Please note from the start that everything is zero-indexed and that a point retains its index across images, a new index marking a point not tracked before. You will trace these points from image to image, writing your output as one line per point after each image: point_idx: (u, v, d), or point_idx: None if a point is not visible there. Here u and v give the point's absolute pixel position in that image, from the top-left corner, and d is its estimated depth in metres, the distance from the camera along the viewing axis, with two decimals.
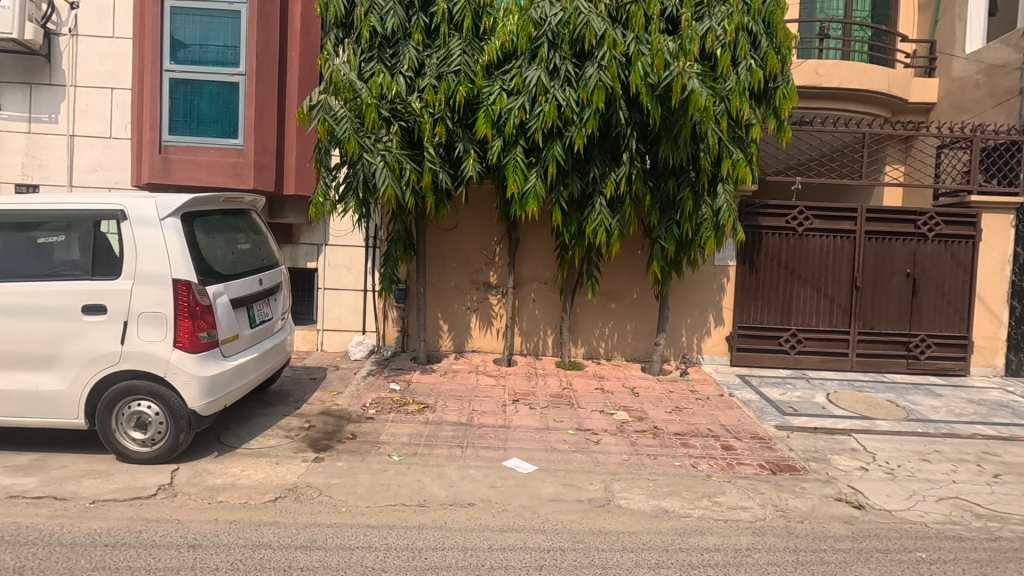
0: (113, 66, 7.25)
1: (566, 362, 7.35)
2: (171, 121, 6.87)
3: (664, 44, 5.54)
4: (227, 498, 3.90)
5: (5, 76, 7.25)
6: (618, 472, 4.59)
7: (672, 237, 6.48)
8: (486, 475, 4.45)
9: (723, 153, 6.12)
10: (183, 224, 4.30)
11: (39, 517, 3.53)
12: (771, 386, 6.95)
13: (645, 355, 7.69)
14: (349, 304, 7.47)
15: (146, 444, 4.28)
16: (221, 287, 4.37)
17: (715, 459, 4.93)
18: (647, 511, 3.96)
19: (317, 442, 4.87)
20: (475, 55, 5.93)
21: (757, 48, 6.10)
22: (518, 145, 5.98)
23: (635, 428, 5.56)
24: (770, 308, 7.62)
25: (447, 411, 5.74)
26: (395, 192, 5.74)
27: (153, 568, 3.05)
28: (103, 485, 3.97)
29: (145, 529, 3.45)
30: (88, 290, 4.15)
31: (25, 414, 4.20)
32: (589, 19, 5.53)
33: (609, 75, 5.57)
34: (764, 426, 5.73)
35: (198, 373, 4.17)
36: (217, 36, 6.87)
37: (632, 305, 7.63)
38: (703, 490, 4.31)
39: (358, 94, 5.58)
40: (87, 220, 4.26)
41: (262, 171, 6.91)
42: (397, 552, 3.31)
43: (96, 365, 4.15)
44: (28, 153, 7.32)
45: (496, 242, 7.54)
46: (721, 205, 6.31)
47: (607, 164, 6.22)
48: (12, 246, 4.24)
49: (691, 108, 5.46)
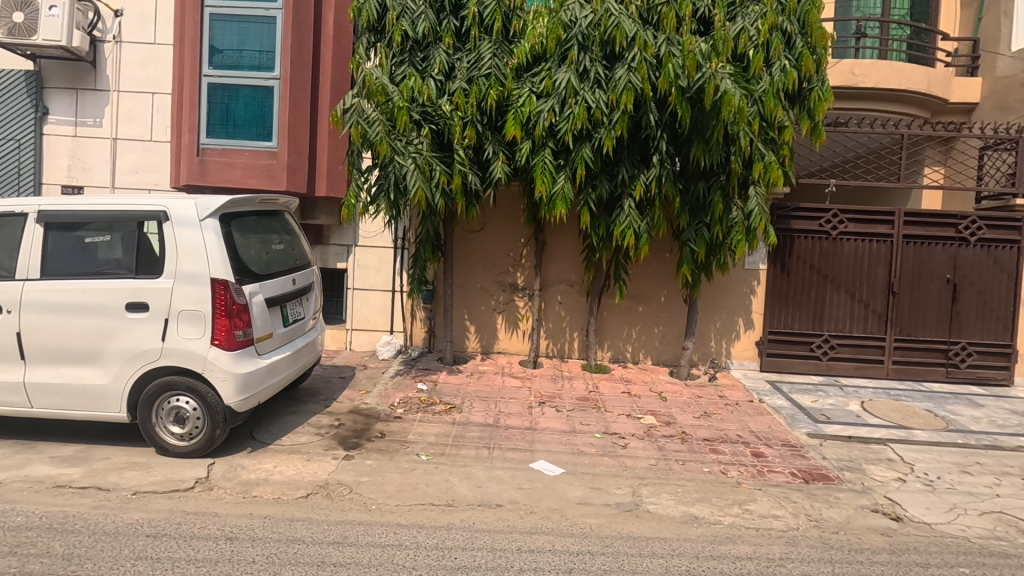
0: (154, 71, 7.49)
1: (592, 365, 7.29)
2: (209, 124, 7.06)
3: (695, 45, 5.51)
4: (261, 493, 3.99)
5: (54, 82, 7.56)
6: (647, 477, 4.55)
7: (702, 240, 6.42)
8: (513, 476, 4.47)
9: (755, 155, 6.03)
10: (221, 225, 4.42)
11: (84, 507, 3.66)
12: (802, 393, 6.81)
13: (673, 359, 7.61)
14: (377, 304, 7.57)
15: (184, 438, 4.41)
16: (256, 286, 4.48)
17: (745, 465, 4.86)
18: (676, 517, 3.92)
19: (346, 440, 4.95)
20: (505, 58, 5.98)
21: (791, 48, 6.00)
22: (547, 146, 5.99)
23: (662, 433, 5.50)
24: (802, 313, 7.46)
25: (474, 412, 5.78)
26: (425, 194, 5.79)
27: (193, 558, 3.13)
28: (143, 477, 4.10)
29: (184, 520, 3.55)
30: (131, 289, 4.29)
31: (70, 407, 4.37)
32: (620, 21, 5.51)
33: (639, 77, 5.53)
34: (795, 433, 5.63)
35: (233, 371, 4.28)
36: (252, 41, 7.04)
37: (660, 308, 7.56)
38: (733, 497, 4.25)
39: (390, 98, 5.65)
40: (131, 220, 4.41)
41: (294, 172, 7.05)
42: (427, 550, 3.34)
43: (138, 361, 4.29)
44: (72, 156, 7.62)
45: (523, 244, 7.54)
46: (753, 209, 6.22)
47: (636, 166, 6.18)
48: (60, 245, 4.40)
49: (724, 110, 5.40)
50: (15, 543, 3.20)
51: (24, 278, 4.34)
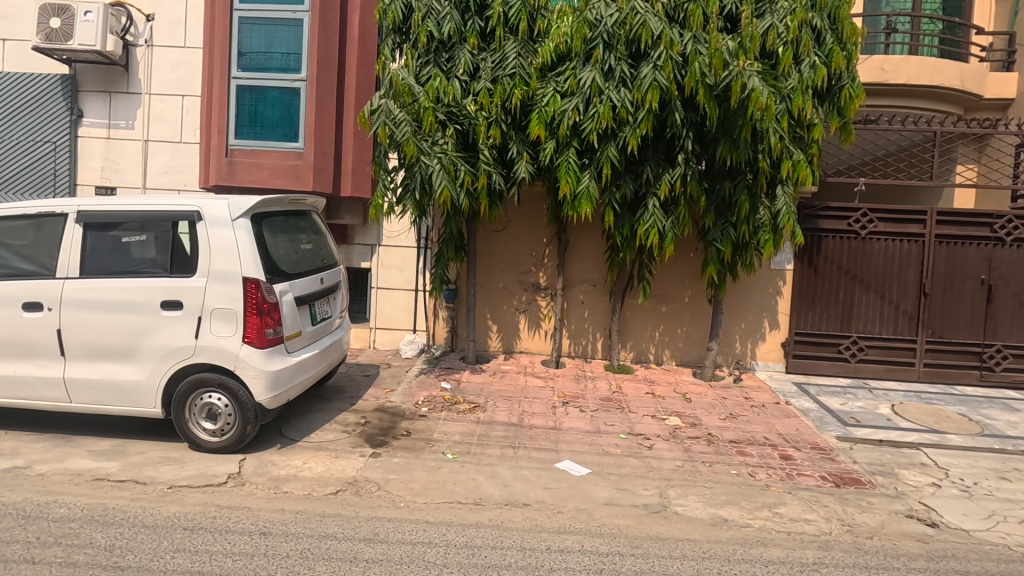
0: (184, 74, 7.64)
1: (615, 365, 7.26)
2: (237, 126, 7.18)
3: (723, 43, 5.46)
4: (291, 489, 4.05)
5: (88, 85, 7.75)
6: (673, 478, 4.52)
7: (728, 240, 6.35)
8: (540, 476, 4.47)
9: (784, 154, 5.93)
10: (252, 225, 4.50)
11: (122, 499, 3.76)
12: (830, 396, 6.69)
13: (697, 360, 7.55)
14: (401, 304, 7.63)
15: (216, 434, 4.50)
16: (286, 285, 4.55)
17: (774, 468, 4.79)
18: (705, 519, 3.88)
19: (373, 438, 4.99)
20: (529, 57, 5.98)
21: (821, 45, 5.92)
22: (571, 146, 5.97)
23: (688, 434, 5.45)
24: (829, 314, 7.34)
25: (498, 411, 5.79)
26: (450, 194, 5.83)
27: (229, 552, 3.20)
28: (177, 471, 4.19)
29: (218, 515, 3.62)
30: (166, 288, 4.39)
31: (107, 403, 4.48)
32: (645, 19, 5.47)
33: (665, 75, 5.47)
34: (824, 436, 5.54)
35: (264, 368, 4.35)
36: (280, 44, 7.13)
37: (684, 308, 7.50)
38: (763, 500, 4.19)
39: (416, 98, 5.69)
40: (165, 220, 4.50)
41: (320, 172, 7.13)
42: (458, 549, 3.36)
43: (172, 358, 4.39)
44: (106, 158, 7.80)
45: (546, 243, 7.55)
46: (780, 208, 6.12)
47: (661, 165, 6.12)
48: (98, 245, 4.51)
49: (752, 108, 5.34)
50: (60, 534, 3.30)
51: (64, 276, 4.46)
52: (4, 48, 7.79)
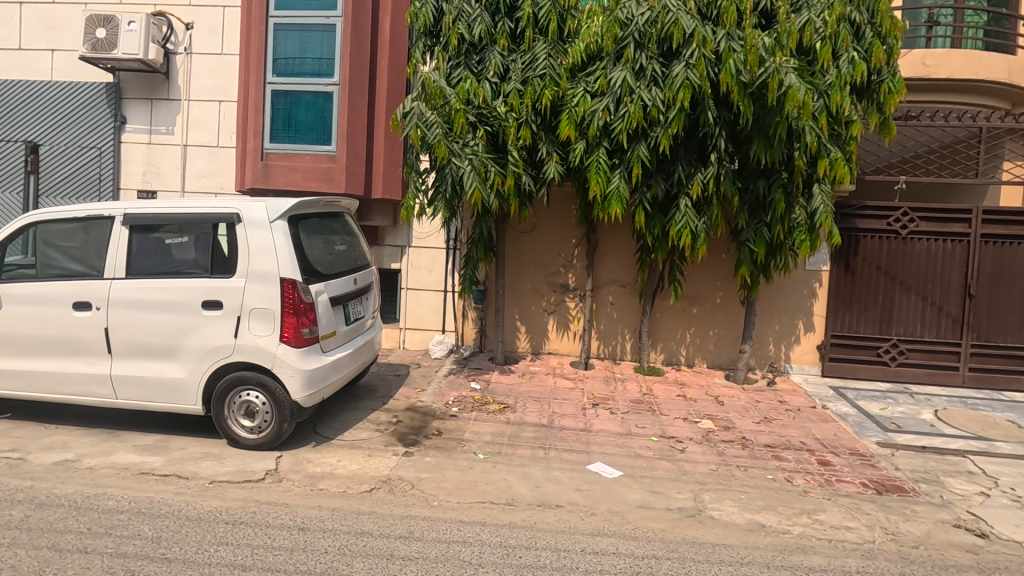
0: (221, 80, 7.86)
1: (645, 367, 7.18)
2: (272, 129, 7.34)
3: (758, 39, 5.37)
4: (327, 486, 4.12)
5: (131, 93, 8.01)
6: (707, 482, 4.45)
7: (762, 240, 6.22)
8: (571, 477, 4.44)
9: (821, 152, 5.79)
10: (289, 226, 4.60)
11: (166, 493, 3.88)
12: (869, 400, 6.50)
13: (729, 362, 7.43)
14: (430, 304, 7.70)
15: (254, 432, 4.61)
16: (321, 286, 4.64)
17: (812, 473, 4.68)
18: (742, 524, 3.81)
19: (405, 437, 5.04)
20: (560, 58, 5.97)
21: (860, 39, 5.78)
22: (601, 146, 5.93)
23: (721, 437, 5.36)
24: (868, 316, 7.13)
25: (527, 412, 5.79)
26: (481, 195, 5.84)
27: (270, 546, 3.27)
28: (217, 467, 4.30)
29: (258, 510, 3.70)
30: (206, 288, 4.51)
31: (151, 399, 4.62)
32: (678, 17, 5.40)
33: (697, 74, 5.40)
34: (864, 442, 5.38)
35: (301, 367, 4.44)
36: (313, 49, 7.27)
37: (716, 310, 7.39)
38: (801, 506, 4.09)
39: (448, 101, 5.73)
40: (205, 222, 4.62)
41: (352, 175, 7.23)
42: (492, 548, 3.37)
43: (212, 357, 4.51)
44: (147, 163, 8.06)
45: (575, 244, 7.52)
46: (817, 207, 5.97)
47: (693, 164, 6.04)
48: (142, 246, 4.66)
49: (789, 105, 5.22)
50: (110, 525, 3.42)
51: (111, 277, 4.62)
52: (52, 58, 8.08)
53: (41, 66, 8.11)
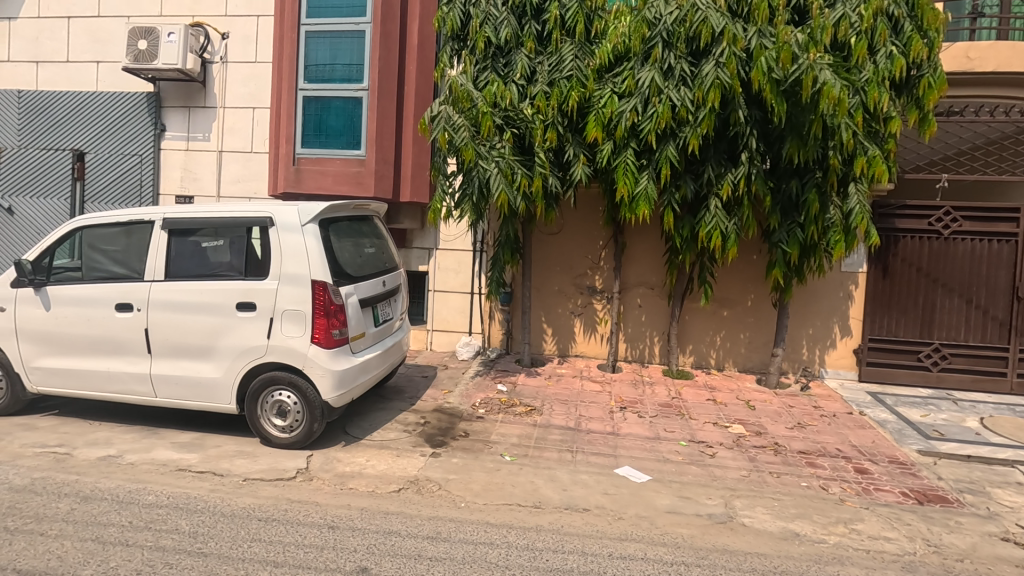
0: (254, 88, 8.07)
1: (674, 370, 7.08)
2: (303, 135, 7.50)
3: (790, 35, 5.24)
4: (356, 485, 4.18)
5: (170, 101, 8.29)
6: (739, 489, 4.35)
7: (795, 241, 6.07)
8: (599, 481, 4.41)
9: (857, 150, 5.63)
10: (320, 230, 4.69)
11: (203, 489, 3.99)
12: (909, 407, 6.27)
13: (761, 366, 7.27)
14: (457, 306, 7.74)
15: (286, 431, 4.71)
16: (351, 288, 4.71)
17: (849, 482, 4.53)
18: (775, 533, 3.71)
19: (433, 438, 5.08)
20: (587, 59, 5.95)
21: (898, 33, 5.60)
22: (629, 147, 5.88)
23: (753, 443, 5.24)
24: (908, 319, 6.89)
25: (554, 415, 5.77)
26: (507, 197, 5.84)
27: (301, 543, 3.33)
28: (251, 465, 4.41)
29: (290, 507, 3.78)
30: (241, 290, 4.63)
31: (188, 398, 4.76)
32: (707, 15, 5.33)
33: (727, 73, 5.30)
34: (904, 450, 5.19)
35: (331, 368, 4.52)
36: (343, 55, 7.40)
37: (747, 313, 7.25)
38: (837, 515, 3.97)
39: (475, 104, 5.76)
40: (240, 226, 4.74)
41: (381, 178, 7.33)
42: (519, 551, 3.37)
43: (246, 357, 4.62)
44: (184, 168, 8.33)
45: (602, 246, 7.47)
46: (853, 207, 5.79)
47: (723, 164, 5.94)
48: (180, 249, 4.81)
49: (824, 102, 5.07)
50: (150, 519, 3.54)
51: (151, 279, 4.78)
52: (98, 69, 8.43)
53: (86, 77, 8.46)
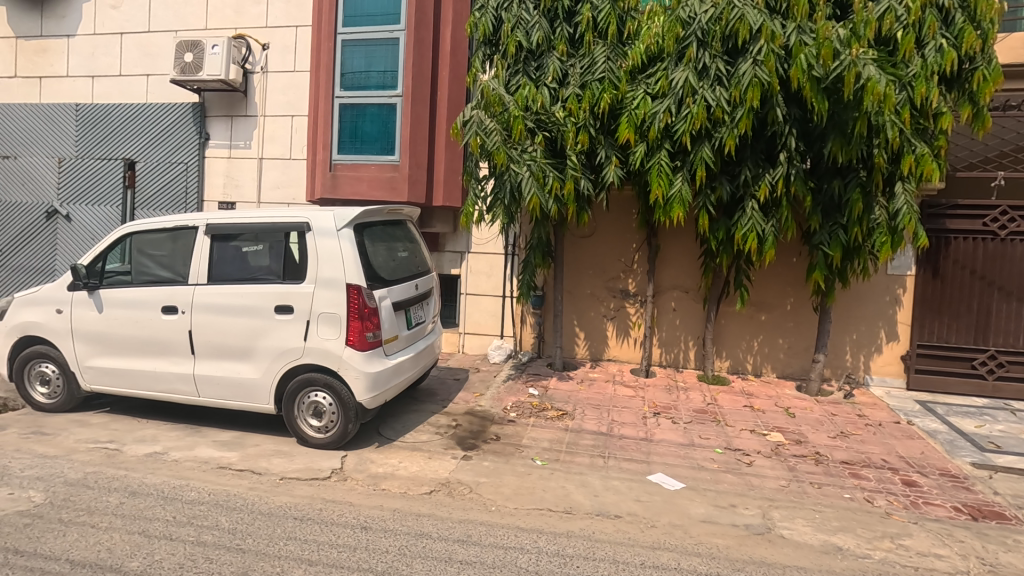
0: (293, 96, 8.30)
1: (709, 376, 6.92)
2: (340, 141, 7.67)
3: (832, 31, 5.08)
4: (389, 487, 4.23)
5: (214, 111, 8.61)
6: (777, 499, 4.22)
7: (838, 243, 5.85)
8: (631, 488, 4.34)
9: (904, 148, 5.39)
10: (355, 234, 4.78)
11: (242, 487, 4.11)
12: (962, 417, 5.96)
13: (801, 372, 7.04)
14: (489, 309, 7.78)
15: (321, 431, 4.81)
16: (385, 291, 4.79)
17: (895, 494, 4.34)
18: (815, 546, 3.58)
19: (464, 441, 5.11)
20: (619, 61, 5.90)
21: (949, 25, 5.36)
22: (662, 148, 5.79)
23: (793, 452, 5.07)
24: (961, 325, 6.57)
25: (586, 420, 5.71)
26: (539, 201, 5.82)
27: (334, 543, 3.39)
28: (287, 464, 4.52)
29: (324, 507, 3.85)
30: (279, 293, 4.75)
31: (229, 398, 4.92)
32: (743, 12, 5.20)
33: (766, 71, 5.16)
34: (956, 462, 4.94)
35: (365, 369, 4.60)
36: (378, 62, 7.54)
37: (786, 317, 7.03)
38: (883, 529, 3.80)
39: (507, 108, 5.77)
40: (278, 231, 4.88)
41: (414, 183, 7.43)
42: (549, 556, 3.34)
43: (283, 358, 4.74)
44: (227, 175, 8.63)
45: (635, 249, 7.38)
46: (900, 207, 5.54)
47: (760, 165, 5.79)
48: (222, 254, 4.98)
49: (868, 99, 4.89)
50: (192, 515, 3.66)
51: (195, 283, 4.96)
52: (147, 82, 8.82)
53: (137, 90, 8.86)
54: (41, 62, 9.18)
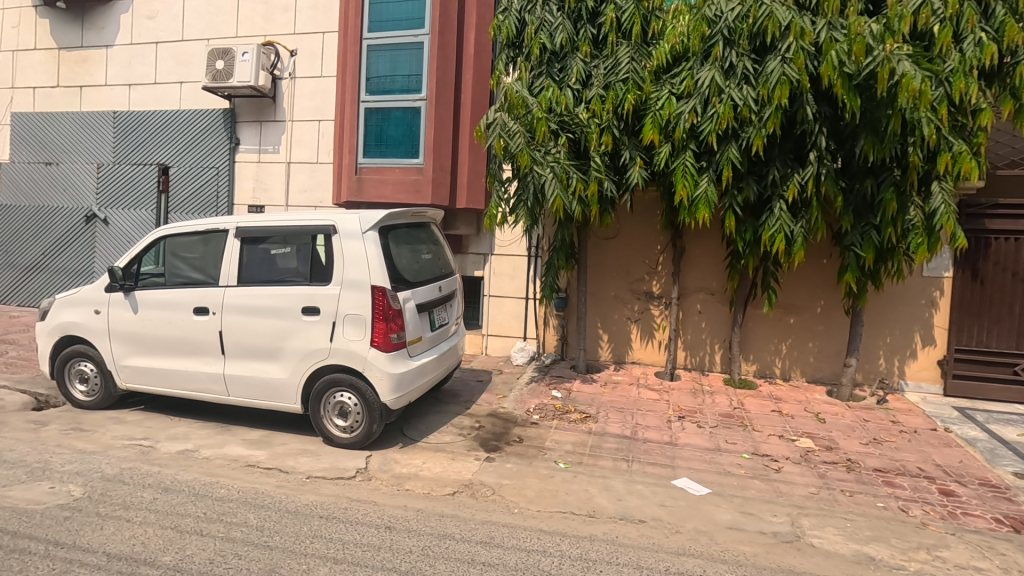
0: (320, 101, 8.45)
1: (736, 380, 6.80)
2: (365, 145, 7.78)
3: (864, 26, 4.97)
4: (412, 487, 4.26)
5: (243, 117, 8.81)
6: (806, 507, 4.12)
7: (870, 244, 5.68)
8: (655, 492, 4.29)
9: (941, 145, 5.21)
10: (380, 237, 4.85)
11: (269, 485, 4.19)
12: (1003, 425, 5.74)
13: (831, 377, 6.87)
14: (512, 311, 7.78)
15: (347, 431, 4.88)
16: (409, 293, 4.84)
17: (932, 504, 4.19)
18: (847, 555, 3.48)
19: (487, 442, 5.12)
20: (643, 61, 5.86)
21: (988, 18, 5.18)
22: (687, 149, 5.72)
23: (823, 458, 4.95)
24: (1001, 329, 6.34)
25: (610, 423, 5.67)
26: (563, 202, 5.81)
27: (359, 542, 3.42)
28: (314, 463, 4.59)
29: (349, 506, 3.90)
30: (306, 295, 4.84)
31: (257, 397, 5.03)
32: (772, 9, 5.11)
33: (795, 68, 5.06)
34: (996, 472, 4.75)
35: (389, 371, 4.65)
36: (403, 66, 7.62)
37: (816, 320, 6.87)
38: (919, 540, 3.68)
39: (530, 110, 5.77)
40: (305, 233, 4.97)
41: (438, 186, 7.48)
42: (572, 560, 3.32)
43: (310, 359, 4.82)
44: (256, 180, 8.82)
45: (660, 251, 7.31)
46: (936, 207, 5.36)
47: (789, 165, 5.67)
48: (252, 256, 5.09)
49: (903, 95, 4.76)
50: (221, 511, 3.75)
51: (225, 285, 5.08)
52: (180, 89, 9.08)
53: (171, 97, 9.13)
54: (81, 71, 9.53)
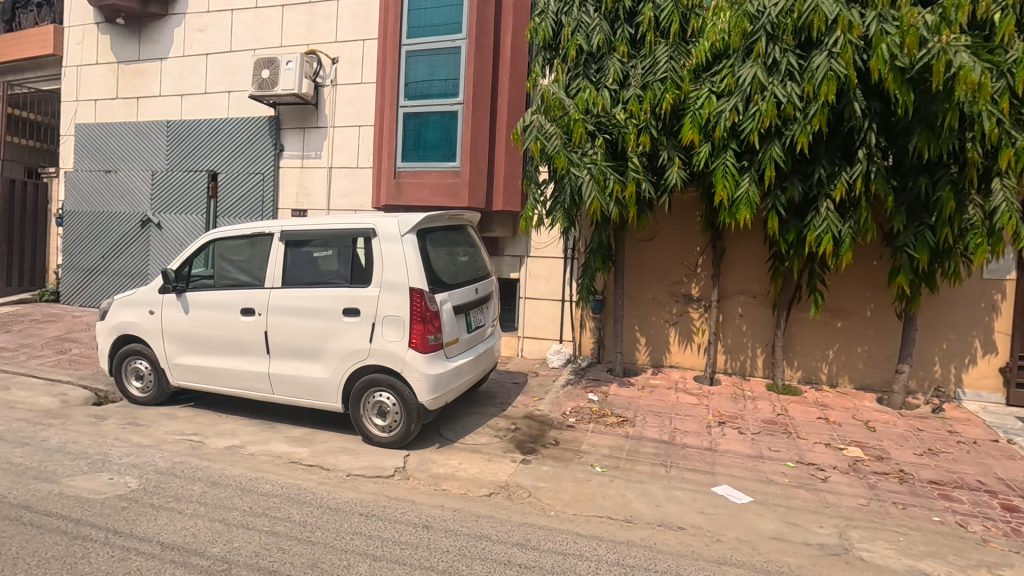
0: (360, 107, 8.65)
1: (779, 386, 6.60)
2: (403, 149, 7.91)
3: (918, 17, 4.71)
4: (449, 487, 4.30)
5: (287, 123, 9.09)
6: (855, 518, 3.96)
7: (924, 245, 5.41)
8: (694, 499, 4.20)
9: (1003, 140, 4.92)
10: (418, 240, 4.93)
11: (311, 482, 4.30)
12: None
13: (882, 384, 6.59)
14: (548, 313, 7.77)
15: (385, 430, 4.96)
16: (446, 295, 4.90)
17: (993, 520, 3.96)
18: (899, 571, 3.33)
19: (523, 444, 5.12)
20: (682, 60, 5.77)
21: None
22: (728, 148, 5.58)
23: (873, 468, 4.74)
24: None
25: (647, 427, 5.58)
26: (600, 205, 5.76)
27: (398, 540, 3.48)
28: (353, 461, 4.69)
29: (388, 504, 3.97)
30: (346, 296, 4.95)
31: (300, 396, 5.18)
32: (817, 3, 4.94)
33: (842, 63, 4.89)
34: None
35: (427, 371, 4.71)
36: (440, 71, 7.72)
37: (865, 324, 6.61)
38: (979, 557, 3.48)
39: (566, 112, 5.75)
40: (346, 236, 5.08)
41: (475, 188, 7.53)
42: (609, 565, 3.29)
43: (350, 359, 4.93)
44: (299, 184, 9.09)
45: (699, 252, 7.17)
46: (997, 205, 5.09)
47: (836, 163, 5.47)
48: (295, 259, 5.24)
49: (960, 88, 4.53)
50: (266, 506, 3.87)
51: (270, 286, 5.25)
52: (228, 98, 9.45)
53: (220, 106, 9.50)
54: (138, 83, 10.03)
